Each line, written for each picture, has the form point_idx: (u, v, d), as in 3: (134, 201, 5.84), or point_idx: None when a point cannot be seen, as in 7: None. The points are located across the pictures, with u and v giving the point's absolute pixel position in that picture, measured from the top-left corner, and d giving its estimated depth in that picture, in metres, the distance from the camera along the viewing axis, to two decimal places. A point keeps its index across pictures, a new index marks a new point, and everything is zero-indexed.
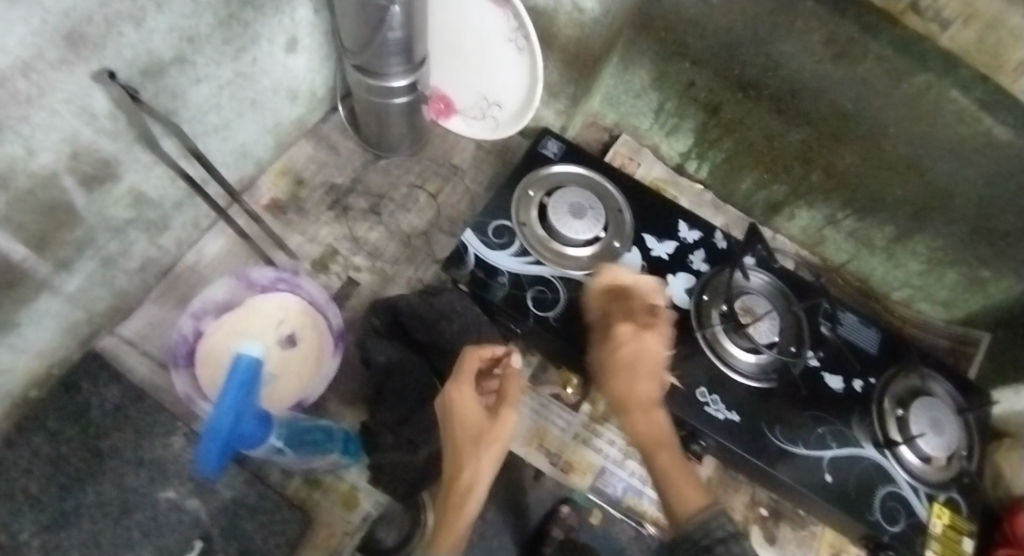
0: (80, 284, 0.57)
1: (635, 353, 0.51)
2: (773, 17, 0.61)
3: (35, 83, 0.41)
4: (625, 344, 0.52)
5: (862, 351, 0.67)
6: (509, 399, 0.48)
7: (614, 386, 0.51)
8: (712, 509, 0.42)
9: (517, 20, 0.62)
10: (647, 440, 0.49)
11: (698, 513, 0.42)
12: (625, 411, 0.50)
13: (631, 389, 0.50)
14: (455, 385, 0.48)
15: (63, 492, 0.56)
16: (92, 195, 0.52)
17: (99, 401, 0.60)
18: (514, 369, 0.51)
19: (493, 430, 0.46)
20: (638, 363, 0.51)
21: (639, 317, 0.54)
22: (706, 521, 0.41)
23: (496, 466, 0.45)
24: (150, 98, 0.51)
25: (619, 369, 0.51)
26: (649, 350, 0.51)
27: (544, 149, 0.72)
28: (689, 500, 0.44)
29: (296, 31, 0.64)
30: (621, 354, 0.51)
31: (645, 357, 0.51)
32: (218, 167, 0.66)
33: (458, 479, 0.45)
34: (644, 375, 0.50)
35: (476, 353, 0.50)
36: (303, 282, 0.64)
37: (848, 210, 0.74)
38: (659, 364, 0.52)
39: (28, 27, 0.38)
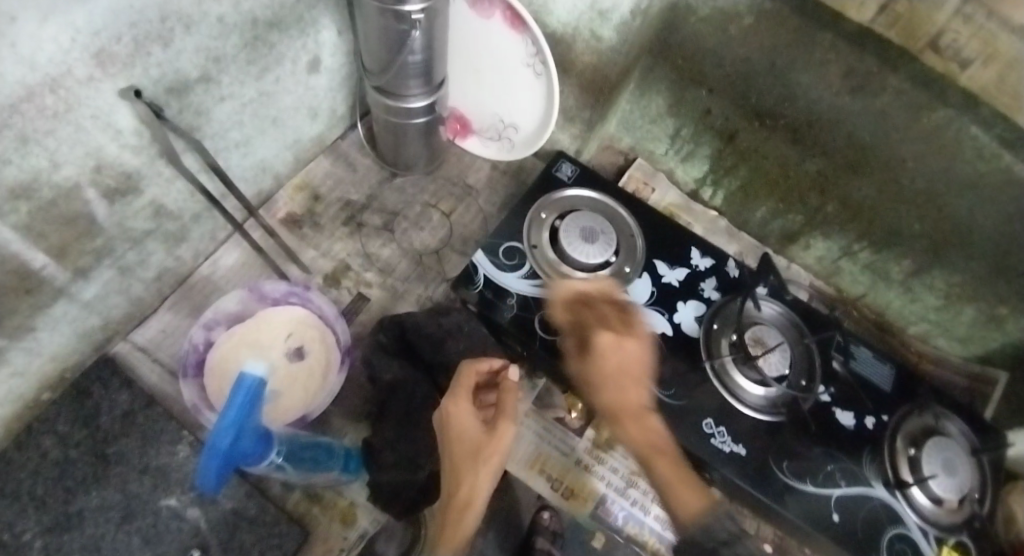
0: (97, 291, 0.58)
1: (620, 360, 0.51)
2: (792, 48, 0.61)
3: (63, 99, 0.42)
4: (608, 352, 0.51)
5: (877, 388, 0.66)
6: (507, 413, 0.49)
7: (602, 396, 0.51)
8: (714, 512, 0.43)
9: (535, 46, 0.63)
10: (644, 446, 0.49)
11: (700, 515, 0.43)
12: (618, 418, 0.50)
13: (619, 396, 0.50)
14: (451, 399, 0.49)
15: (68, 495, 0.57)
16: (113, 206, 0.53)
17: (109, 406, 0.61)
18: (512, 382, 0.51)
19: (491, 445, 0.47)
20: (622, 369, 0.50)
21: (613, 324, 0.53)
22: (710, 523, 0.42)
23: (494, 478, 0.47)
24: (174, 115, 0.53)
25: (608, 379, 0.50)
26: (632, 355, 0.51)
27: (558, 172, 0.73)
28: (692, 502, 0.44)
29: (319, 52, 0.65)
30: (607, 362, 0.51)
31: (627, 363, 0.51)
32: (237, 181, 0.67)
33: (455, 495, 0.46)
34: (632, 380, 0.51)
35: (474, 367, 0.51)
36: (313, 296, 0.65)
37: (864, 243, 0.73)
38: (643, 367, 0.52)
39: (58, 46, 0.39)
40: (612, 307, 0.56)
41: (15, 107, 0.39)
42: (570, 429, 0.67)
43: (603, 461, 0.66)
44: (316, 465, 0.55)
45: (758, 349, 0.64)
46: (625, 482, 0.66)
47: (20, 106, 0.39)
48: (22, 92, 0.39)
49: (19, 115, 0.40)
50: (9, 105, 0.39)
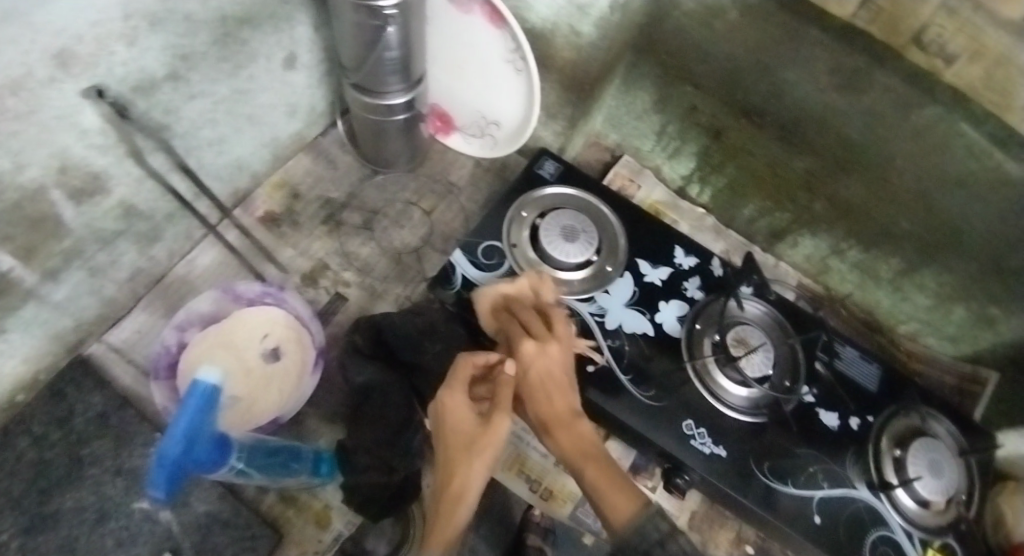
0: (68, 292, 0.57)
1: (541, 364, 0.51)
2: (777, 44, 0.59)
3: (25, 100, 0.41)
4: (528, 359, 0.51)
5: (863, 389, 0.65)
6: (502, 405, 0.48)
7: (532, 407, 0.50)
8: (644, 512, 0.40)
9: (515, 41, 0.61)
10: (574, 455, 0.46)
11: (631, 520, 0.40)
12: (548, 428, 0.49)
13: (545, 404, 0.49)
14: (448, 390, 0.49)
15: (43, 497, 0.56)
16: (81, 207, 0.53)
17: (83, 408, 0.60)
18: (509, 373, 0.50)
19: (485, 436, 0.47)
20: (543, 373, 0.50)
21: (533, 330, 0.54)
22: (643, 527, 0.39)
23: (487, 471, 0.46)
24: (143, 114, 0.52)
25: (534, 388, 0.50)
26: (553, 358, 0.51)
27: (540, 170, 0.72)
28: (624, 509, 0.41)
29: (295, 48, 0.64)
30: (527, 370, 0.51)
31: (548, 367, 0.51)
32: (213, 180, 0.66)
33: (447, 488, 0.46)
34: (554, 387, 0.50)
35: (470, 360, 0.51)
36: (288, 296, 0.64)
37: (853, 241, 0.72)
38: (564, 368, 0.51)
39: (18, 47, 0.38)
40: (532, 311, 0.57)
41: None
42: None
43: None
44: (282, 470, 0.54)
45: (740, 349, 0.63)
46: None
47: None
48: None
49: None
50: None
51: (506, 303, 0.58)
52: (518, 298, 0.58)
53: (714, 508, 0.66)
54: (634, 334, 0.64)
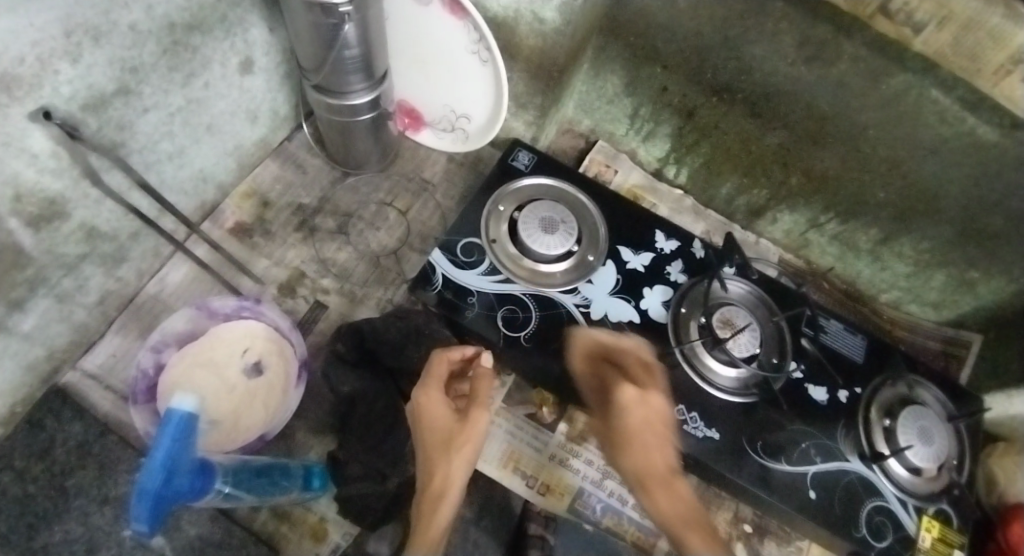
0: (35, 322, 0.55)
1: (640, 416, 0.50)
2: (743, 20, 0.58)
3: None
4: (630, 406, 0.50)
5: (848, 362, 0.65)
6: (479, 400, 0.49)
7: (627, 457, 0.49)
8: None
9: (478, 32, 0.60)
10: (673, 517, 0.45)
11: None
12: (642, 480, 0.48)
13: (647, 458, 0.48)
14: (424, 389, 0.50)
15: (29, 531, 0.55)
16: (40, 234, 0.51)
17: (63, 439, 0.59)
18: (485, 366, 0.52)
19: (463, 432, 0.47)
20: (643, 424, 0.49)
21: (637, 377, 0.53)
22: None
23: (467, 467, 0.46)
24: (95, 133, 0.50)
25: (628, 437, 0.49)
26: (655, 410, 0.50)
27: (515, 161, 0.70)
28: None
29: (250, 51, 0.62)
30: (627, 416, 0.50)
31: (651, 417, 0.50)
32: (177, 194, 0.64)
33: (429, 486, 0.46)
34: (653, 440, 0.49)
35: (446, 357, 0.52)
36: (266, 309, 0.63)
37: (831, 214, 0.72)
38: (666, 422, 0.51)
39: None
40: (637, 360, 0.56)
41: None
42: (542, 424, 0.66)
43: (577, 454, 0.65)
44: (270, 487, 0.53)
45: (727, 330, 0.62)
46: (601, 474, 0.65)
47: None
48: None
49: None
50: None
51: (606, 350, 0.57)
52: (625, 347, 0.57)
53: (710, 490, 0.67)
54: (620, 322, 0.64)
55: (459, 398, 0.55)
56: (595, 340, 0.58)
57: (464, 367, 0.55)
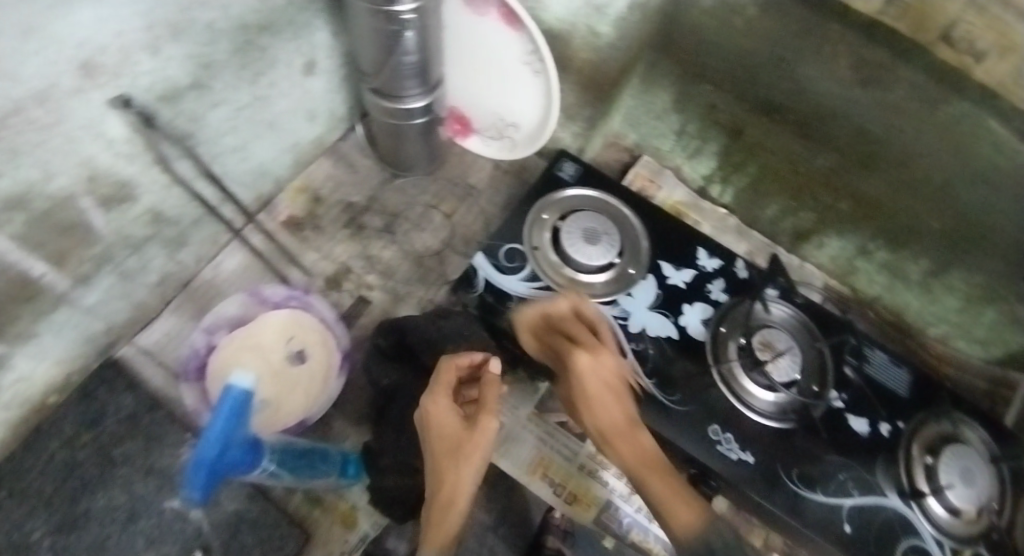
0: (98, 297, 0.59)
1: (595, 378, 0.49)
2: (798, 40, 0.58)
3: (52, 111, 0.42)
4: (584, 371, 0.49)
5: (892, 394, 0.63)
6: (487, 406, 0.48)
7: (590, 417, 0.48)
8: (711, 521, 0.39)
9: (533, 43, 0.61)
10: (634, 463, 0.45)
11: (699, 528, 0.39)
12: (608, 440, 0.47)
13: (605, 413, 0.48)
14: (432, 396, 0.49)
15: (76, 496, 0.58)
16: (110, 214, 0.54)
17: (115, 409, 0.62)
18: (493, 373, 0.51)
19: (471, 440, 0.46)
20: (600, 385, 0.49)
21: (584, 340, 0.52)
22: (706, 535, 0.38)
23: (477, 473, 0.45)
24: (168, 122, 0.53)
25: (587, 394, 0.48)
26: (607, 369, 0.50)
27: (560, 172, 0.71)
28: (689, 517, 0.40)
29: (314, 54, 0.65)
30: (585, 381, 0.49)
31: (603, 373, 0.49)
32: (236, 185, 0.67)
33: (438, 493, 0.45)
34: (607, 394, 0.48)
35: (453, 364, 0.52)
36: (313, 301, 0.65)
37: (880, 241, 0.70)
38: (617, 374, 0.50)
39: (41, 57, 0.38)
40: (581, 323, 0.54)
41: (1, 121, 0.38)
42: (574, 433, 0.66)
43: (607, 466, 0.65)
44: (312, 470, 0.55)
45: (767, 353, 0.63)
46: (629, 488, 0.64)
47: (7, 119, 0.39)
48: (7, 105, 0.38)
49: (7, 128, 0.39)
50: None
51: (548, 323, 0.56)
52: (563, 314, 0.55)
53: (739, 515, 0.66)
54: (658, 337, 0.64)
55: (469, 404, 0.54)
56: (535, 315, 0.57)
57: (473, 374, 0.54)
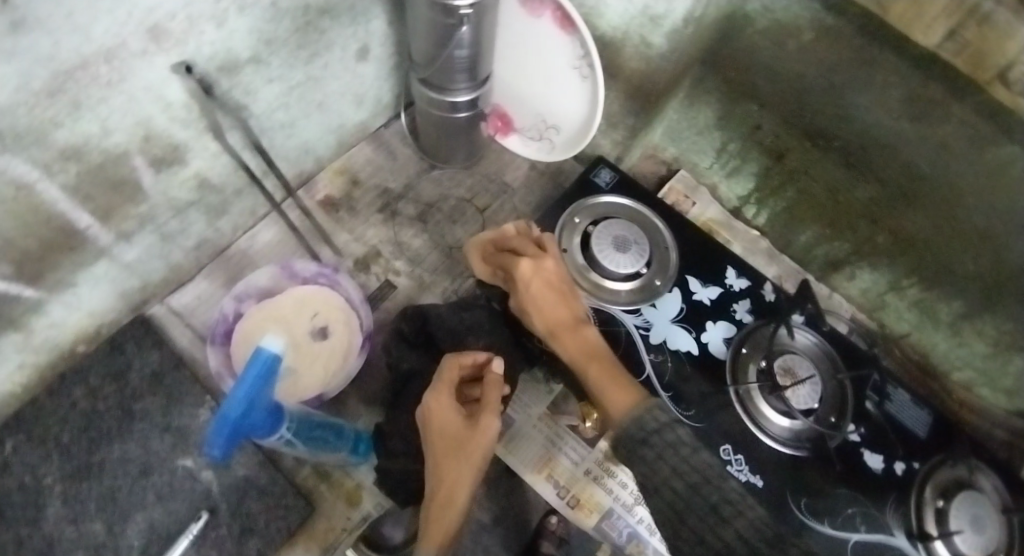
0: (137, 254, 0.61)
1: (540, 282, 0.53)
2: (851, 68, 0.57)
3: (117, 69, 0.43)
4: (528, 278, 0.53)
5: (912, 434, 0.62)
6: (489, 406, 0.48)
7: (539, 318, 0.53)
8: (641, 400, 0.41)
9: (584, 48, 0.62)
10: (580, 355, 0.49)
11: (630, 402, 0.41)
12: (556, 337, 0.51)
13: (552, 313, 0.52)
14: (434, 393, 0.49)
15: (92, 445, 0.60)
16: (159, 175, 0.55)
17: (140, 365, 0.64)
18: (496, 373, 0.51)
19: (473, 441, 0.46)
20: (543, 288, 0.53)
21: (526, 250, 0.56)
22: (640, 412, 0.39)
23: (476, 473, 0.46)
24: (224, 93, 0.55)
25: (535, 299, 0.53)
26: (550, 274, 0.54)
27: (595, 178, 0.72)
28: (623, 393, 0.43)
29: (369, 41, 0.66)
30: (530, 285, 0.53)
31: (547, 278, 0.54)
32: (280, 160, 0.69)
33: (437, 491, 0.46)
34: (553, 298, 0.53)
35: (456, 362, 0.51)
36: (342, 279, 0.66)
37: (914, 278, 0.69)
38: (561, 278, 0.54)
39: (114, 17, 0.39)
40: (525, 237, 0.58)
41: (69, 73, 0.40)
42: (583, 438, 0.66)
43: (613, 474, 0.65)
44: (327, 444, 0.56)
45: (788, 379, 0.61)
46: (633, 499, 0.64)
47: (74, 73, 0.40)
48: (76, 60, 0.40)
49: (73, 82, 0.41)
50: (61, 72, 0.39)
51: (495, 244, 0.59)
52: (507, 232, 0.58)
53: None
54: (677, 351, 0.64)
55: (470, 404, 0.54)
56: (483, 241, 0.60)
57: (476, 372, 0.54)
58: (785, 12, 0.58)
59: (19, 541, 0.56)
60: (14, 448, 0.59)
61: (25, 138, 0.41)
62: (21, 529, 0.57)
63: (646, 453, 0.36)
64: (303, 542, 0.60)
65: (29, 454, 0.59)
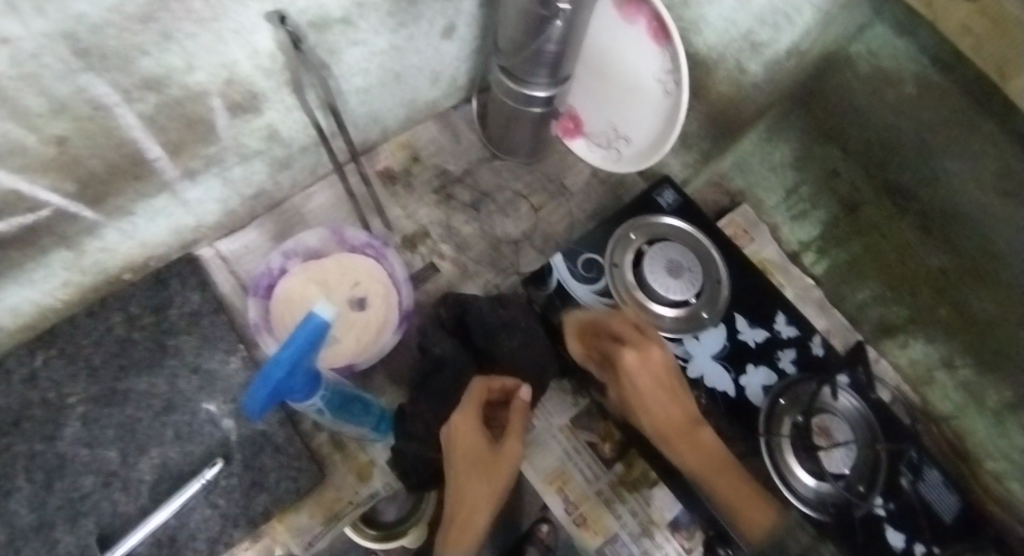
0: (198, 195, 0.61)
1: (647, 376, 0.56)
2: (950, 132, 0.59)
3: (212, 7, 0.43)
4: (639, 374, 0.56)
5: (939, 519, 0.60)
6: (513, 433, 0.52)
7: (649, 419, 0.55)
8: (774, 517, 0.51)
9: (674, 63, 0.60)
10: (696, 463, 0.54)
11: (768, 524, 0.51)
12: (669, 439, 0.55)
13: (663, 414, 0.55)
14: (461, 413, 0.51)
15: (121, 372, 0.61)
16: (233, 120, 0.56)
17: (181, 302, 0.65)
18: (523, 402, 0.53)
19: (495, 464, 0.50)
20: (654, 384, 0.56)
21: (632, 339, 0.57)
22: (774, 534, 0.51)
23: (494, 495, 0.50)
24: (310, 49, 0.54)
25: (648, 398, 0.55)
26: (657, 363, 0.57)
27: (658, 198, 0.70)
28: (753, 512, 0.51)
29: (457, 20, 0.65)
30: (641, 381, 0.56)
31: (656, 371, 0.56)
32: (349, 125, 0.69)
33: (456, 513, 0.49)
34: (664, 397, 0.56)
35: (486, 384, 0.53)
36: (388, 255, 0.65)
37: (969, 358, 0.65)
38: (666, 365, 0.57)
39: None
40: (626, 324, 0.59)
41: (165, 2, 0.40)
42: (600, 458, 0.65)
43: (625, 500, 0.63)
44: (352, 416, 0.57)
45: (824, 440, 0.61)
46: (641, 529, 0.62)
47: (169, 3, 0.40)
48: None
49: (167, 12, 0.41)
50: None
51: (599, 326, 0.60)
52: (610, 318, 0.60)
53: None
54: (713, 389, 0.62)
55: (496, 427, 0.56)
56: (582, 321, 0.62)
57: (503, 398, 0.55)
58: (891, 60, 0.59)
59: (34, 453, 0.58)
60: (44, 362, 0.61)
61: (111, 59, 0.41)
62: (37, 443, 0.58)
63: None
64: (308, 506, 0.60)
65: (57, 370, 0.61)
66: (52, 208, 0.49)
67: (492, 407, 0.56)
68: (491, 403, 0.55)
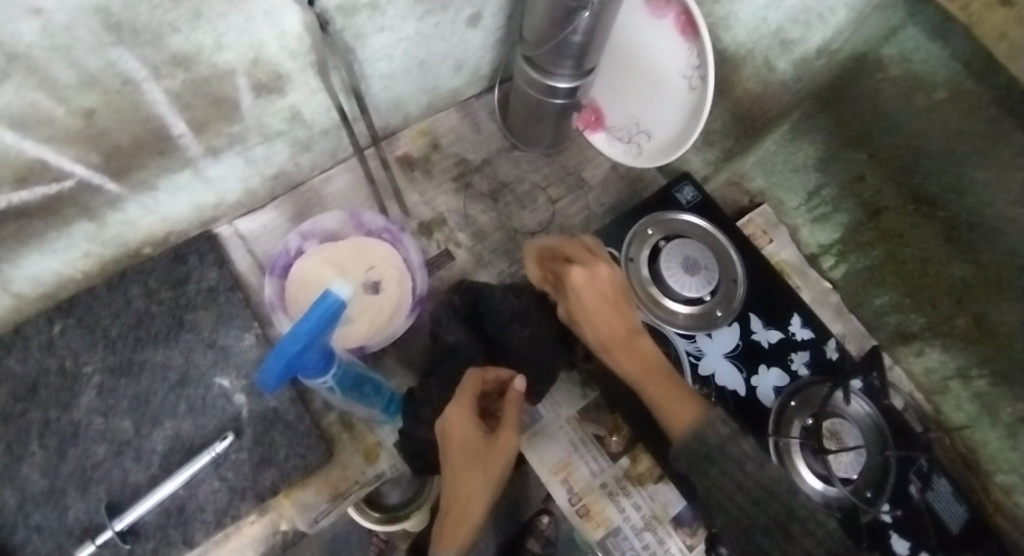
0: (219, 172, 0.62)
1: (590, 289, 0.53)
2: (979, 141, 0.57)
3: None
4: (582, 288, 0.53)
5: (947, 528, 0.59)
6: (507, 422, 0.51)
7: (590, 329, 0.53)
8: (706, 417, 0.45)
9: (700, 59, 0.59)
10: (633, 370, 0.51)
11: (694, 423, 0.46)
12: (610, 350, 0.53)
13: (604, 326, 0.53)
14: (456, 404, 0.50)
15: (138, 344, 0.62)
16: (257, 100, 0.56)
17: (198, 278, 0.66)
18: (516, 392, 0.52)
19: (491, 455, 0.50)
20: (597, 298, 0.53)
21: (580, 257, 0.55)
22: (698, 430, 0.45)
23: (489, 486, 0.49)
24: (336, 33, 0.55)
25: (590, 312, 0.53)
26: (603, 280, 0.53)
27: (678, 194, 0.69)
28: (681, 413, 0.47)
29: (483, 8, 0.65)
30: (584, 296, 0.53)
31: (602, 287, 0.53)
32: (371, 110, 0.69)
33: (450, 503, 0.49)
34: (608, 313, 0.53)
35: (479, 376, 0.52)
36: (404, 239, 0.66)
37: (986, 370, 0.64)
38: (614, 282, 0.54)
39: None
40: (580, 246, 0.57)
41: None
42: (606, 451, 0.64)
43: (629, 494, 0.63)
44: (363, 397, 0.57)
45: (833, 443, 0.60)
46: (644, 524, 0.62)
47: None
48: None
49: None
50: None
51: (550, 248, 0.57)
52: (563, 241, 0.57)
53: None
54: (724, 388, 0.62)
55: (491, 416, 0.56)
56: (538, 245, 0.58)
57: (498, 389, 0.55)
58: (923, 65, 0.58)
59: (51, 420, 0.59)
60: (64, 330, 0.62)
61: (142, 35, 0.42)
62: (54, 410, 0.59)
63: (711, 470, 0.43)
64: (315, 484, 0.61)
65: (76, 339, 0.62)
66: (77, 179, 0.50)
67: (487, 398, 0.56)
68: (486, 394, 0.55)
